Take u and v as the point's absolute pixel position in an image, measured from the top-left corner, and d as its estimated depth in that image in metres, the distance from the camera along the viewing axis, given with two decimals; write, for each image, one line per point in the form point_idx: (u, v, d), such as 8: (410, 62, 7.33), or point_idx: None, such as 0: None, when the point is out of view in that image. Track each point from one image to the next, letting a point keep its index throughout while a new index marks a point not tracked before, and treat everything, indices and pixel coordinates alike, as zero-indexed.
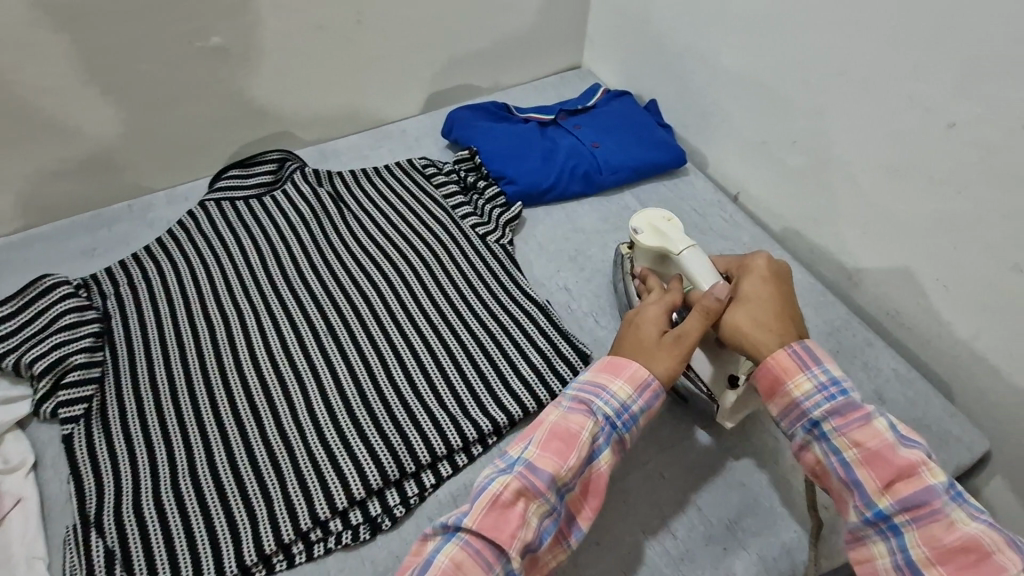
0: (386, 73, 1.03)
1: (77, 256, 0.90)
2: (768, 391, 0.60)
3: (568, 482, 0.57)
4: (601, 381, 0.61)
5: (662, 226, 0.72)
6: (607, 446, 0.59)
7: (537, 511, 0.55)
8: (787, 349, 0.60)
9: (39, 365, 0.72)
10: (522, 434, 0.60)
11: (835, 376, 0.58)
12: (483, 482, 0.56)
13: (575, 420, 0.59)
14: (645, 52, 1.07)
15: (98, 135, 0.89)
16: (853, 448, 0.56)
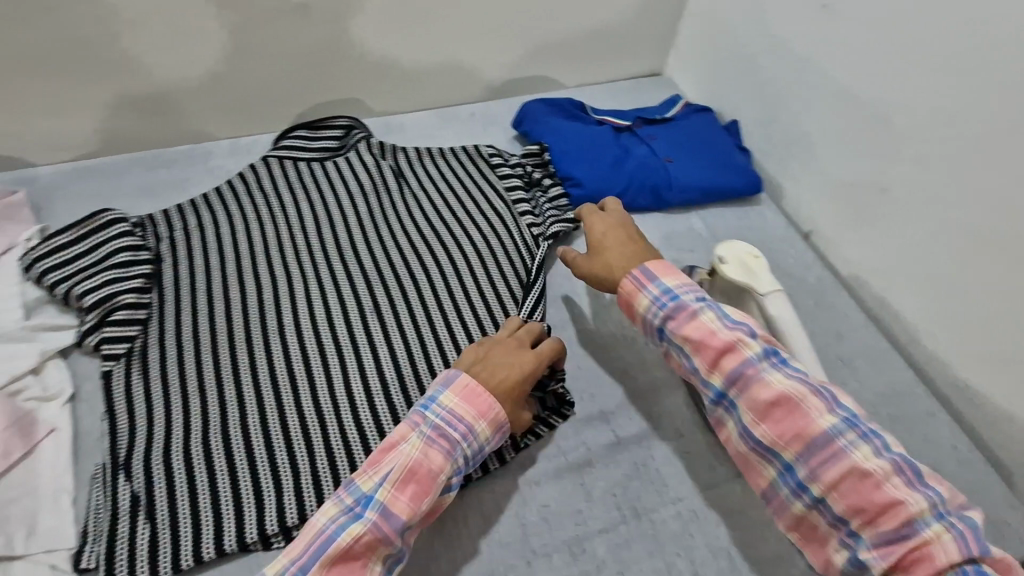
0: (465, 54, 1.01)
1: (136, 193, 0.90)
2: (626, 310, 0.68)
3: (417, 522, 0.56)
4: (465, 418, 0.59)
5: (748, 261, 0.69)
6: (458, 482, 0.59)
7: (383, 557, 0.54)
8: (630, 274, 0.67)
9: (89, 298, 0.72)
10: (373, 460, 0.56)
11: (670, 289, 0.65)
12: (329, 529, 0.53)
13: (433, 458, 0.56)
14: (734, 69, 1.03)
15: (173, 76, 0.88)
16: (717, 372, 0.61)
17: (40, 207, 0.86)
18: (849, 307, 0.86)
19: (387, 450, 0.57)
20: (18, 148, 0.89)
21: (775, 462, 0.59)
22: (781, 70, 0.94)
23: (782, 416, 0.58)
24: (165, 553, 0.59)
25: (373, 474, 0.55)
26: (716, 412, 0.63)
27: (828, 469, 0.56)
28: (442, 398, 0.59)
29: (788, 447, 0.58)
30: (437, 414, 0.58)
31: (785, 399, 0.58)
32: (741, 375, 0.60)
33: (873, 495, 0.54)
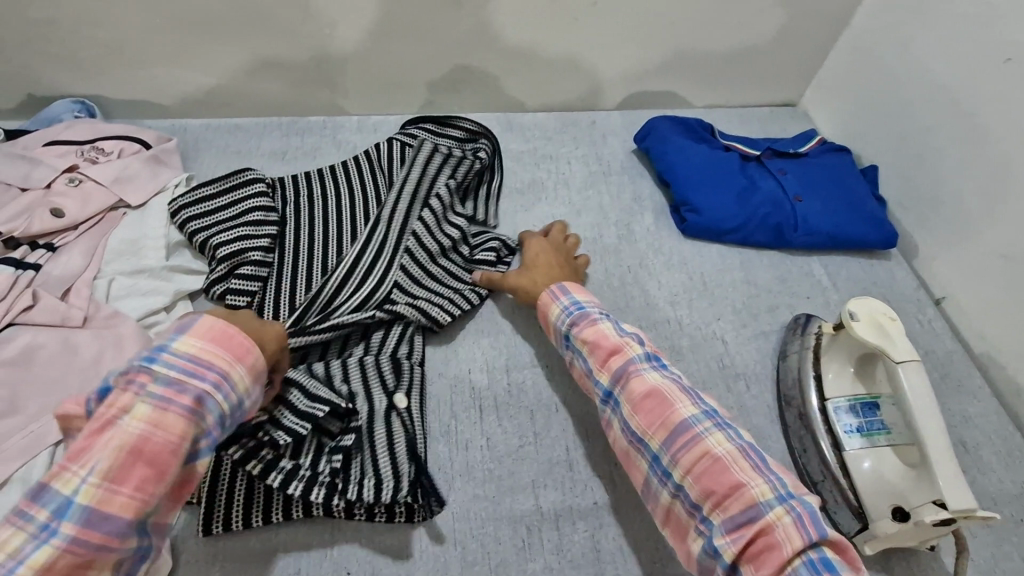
0: (597, 61, 0.99)
1: (269, 156, 0.95)
2: (543, 321, 0.71)
3: (148, 516, 0.47)
4: (217, 365, 0.50)
5: (883, 321, 0.64)
6: (209, 447, 0.50)
7: (106, 567, 0.45)
8: (548, 288, 0.71)
9: (222, 249, 0.77)
10: (72, 452, 0.46)
11: (579, 301, 0.68)
12: (46, 529, 0.43)
13: (161, 429, 0.47)
14: (883, 112, 0.95)
15: (318, 51, 0.92)
16: (606, 372, 0.62)
17: (187, 157, 0.94)
18: (980, 389, 0.78)
19: (94, 437, 0.46)
20: (176, 101, 0.96)
21: (645, 451, 0.57)
22: (941, 120, 0.86)
23: (657, 405, 0.57)
24: (258, 506, 0.60)
25: (75, 467, 0.45)
26: (603, 411, 0.62)
27: (683, 451, 0.54)
28: (176, 347, 0.49)
29: (652, 431, 0.57)
30: (147, 405, 0.47)
31: (657, 390, 0.58)
32: (628, 372, 0.60)
33: (717, 474, 0.52)
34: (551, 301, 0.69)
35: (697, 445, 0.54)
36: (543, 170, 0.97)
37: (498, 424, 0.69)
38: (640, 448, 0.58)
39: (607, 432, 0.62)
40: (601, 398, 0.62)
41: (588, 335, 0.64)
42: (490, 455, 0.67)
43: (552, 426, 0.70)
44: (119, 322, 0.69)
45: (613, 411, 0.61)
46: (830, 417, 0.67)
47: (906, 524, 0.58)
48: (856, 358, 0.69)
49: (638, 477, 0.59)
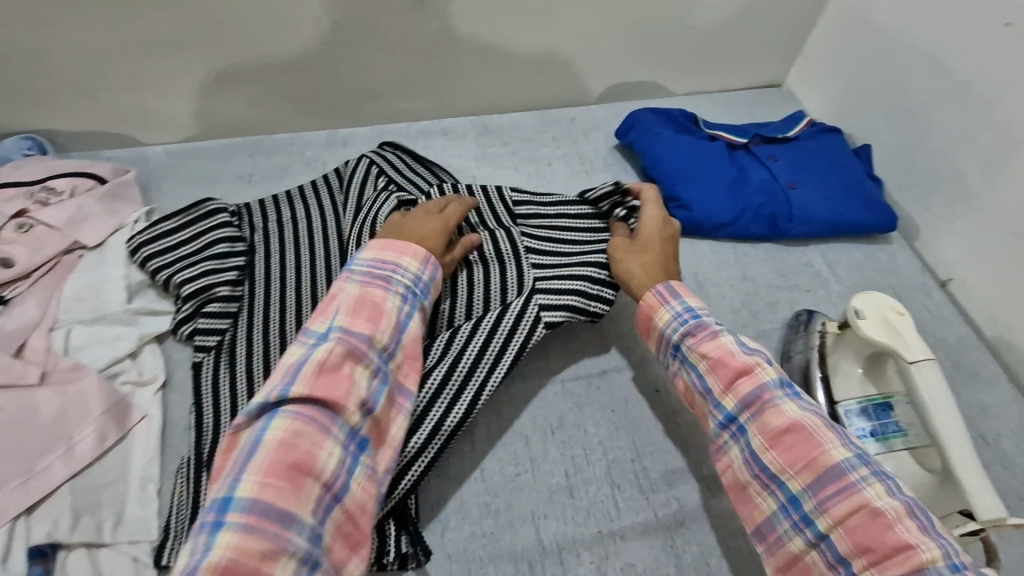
0: (572, 56, 0.95)
1: (234, 180, 0.91)
2: (644, 327, 0.66)
3: (355, 421, 0.50)
4: (389, 260, 0.60)
5: (894, 319, 0.60)
6: (383, 388, 0.53)
7: (330, 456, 0.48)
8: (653, 288, 0.65)
9: (187, 287, 0.72)
10: (273, 374, 0.50)
11: (692, 308, 0.63)
12: (252, 439, 0.46)
13: (337, 357, 0.51)
14: (875, 87, 0.91)
15: (277, 66, 0.87)
16: (732, 395, 0.56)
17: (149, 187, 0.89)
18: (996, 376, 0.74)
19: (282, 365, 0.50)
20: (134, 129, 0.91)
21: (775, 491, 0.52)
22: (937, 93, 0.81)
23: (799, 442, 0.52)
24: None
25: (268, 383, 0.50)
26: (720, 437, 0.57)
27: (831, 499, 0.49)
28: (359, 257, 0.59)
29: (791, 472, 0.51)
30: (330, 325, 0.53)
31: (801, 423, 0.52)
32: (758, 400, 0.55)
33: (875, 531, 0.47)
34: (658, 307, 0.64)
35: (848, 493, 0.49)
36: (524, 174, 0.93)
37: (492, 454, 0.65)
38: (772, 488, 0.53)
39: (720, 459, 0.58)
40: (719, 422, 0.57)
41: (708, 352, 0.59)
42: (484, 487, 0.63)
43: (549, 450, 0.66)
44: (80, 375, 0.65)
45: (739, 444, 0.56)
46: (843, 422, 0.63)
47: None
48: (864, 355, 0.66)
49: (758, 517, 0.54)
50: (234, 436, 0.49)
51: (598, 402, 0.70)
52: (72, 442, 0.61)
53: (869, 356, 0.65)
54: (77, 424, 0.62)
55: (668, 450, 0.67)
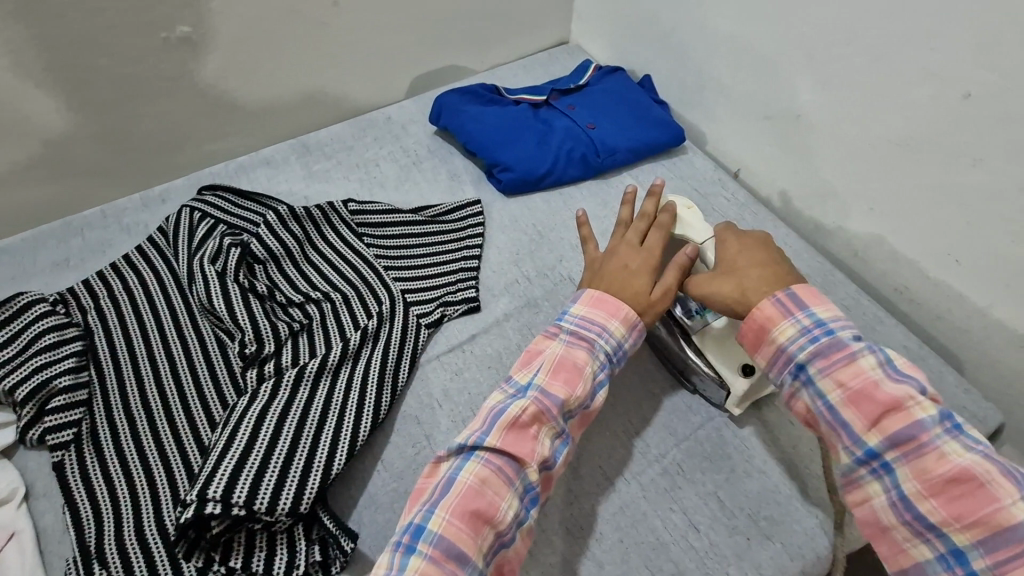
0: (367, 58, 0.98)
1: (49, 269, 0.85)
2: (753, 339, 0.61)
3: (532, 476, 0.57)
4: (597, 321, 0.64)
5: (685, 213, 0.74)
6: (564, 452, 0.60)
7: (511, 504, 0.54)
8: (770, 298, 0.60)
9: (21, 390, 0.67)
10: (474, 421, 0.59)
11: (823, 319, 0.58)
12: (449, 475, 0.55)
13: (529, 417, 0.57)
14: (637, 24, 1.03)
15: (58, 140, 0.83)
16: (877, 432, 0.54)
17: None
18: (789, 236, 0.88)
19: (485, 410, 0.59)
20: None
21: (931, 539, 0.51)
22: (681, 17, 0.94)
23: (968, 492, 0.50)
24: None
25: (470, 428, 0.58)
26: (855, 472, 0.55)
27: (1006, 560, 0.48)
28: (571, 311, 0.65)
29: (954, 523, 0.50)
30: (532, 380, 0.60)
31: (972, 470, 0.50)
32: (912, 441, 0.52)
33: None
34: (772, 330, 0.59)
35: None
36: (355, 181, 0.95)
37: (390, 443, 0.69)
38: (926, 536, 0.52)
39: (855, 492, 0.55)
40: (856, 458, 0.55)
41: (851, 386, 0.55)
42: (388, 474, 0.67)
43: (440, 420, 0.70)
44: None
45: (884, 491, 0.53)
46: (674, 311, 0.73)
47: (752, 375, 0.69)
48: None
49: (903, 560, 0.53)
50: (435, 466, 0.57)
51: (475, 365, 0.75)
52: None
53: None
54: None
55: None
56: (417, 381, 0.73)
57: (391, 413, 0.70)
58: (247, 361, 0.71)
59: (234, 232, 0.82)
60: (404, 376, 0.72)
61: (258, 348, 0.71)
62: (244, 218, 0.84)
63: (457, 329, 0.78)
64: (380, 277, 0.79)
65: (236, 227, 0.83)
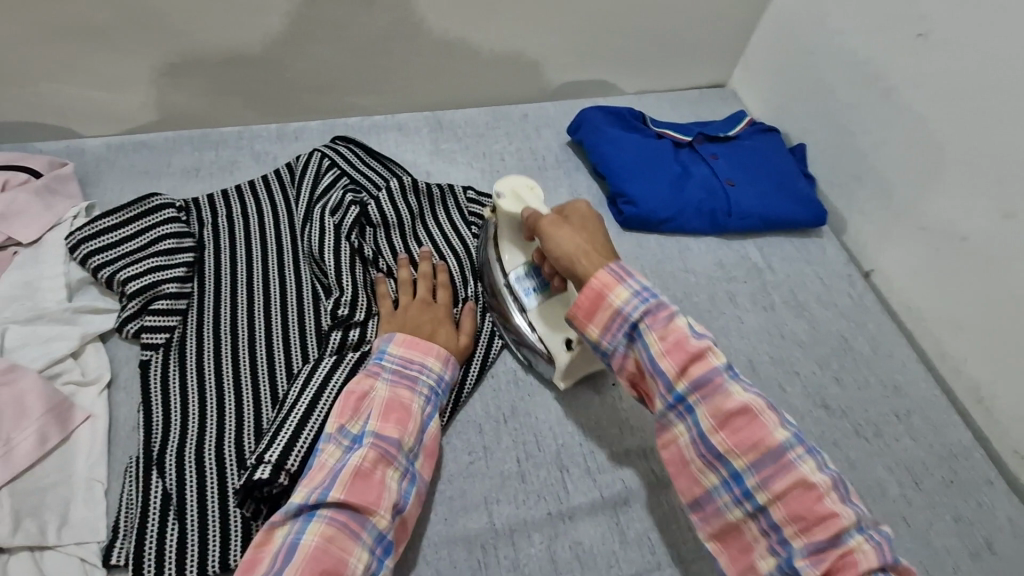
0: (525, 53, 0.97)
1: (179, 174, 0.88)
2: (590, 312, 0.58)
3: (382, 527, 0.53)
4: (416, 360, 0.63)
5: (523, 193, 0.71)
6: (411, 494, 0.56)
7: (359, 559, 0.50)
8: (608, 266, 0.58)
9: (133, 284, 0.70)
10: (309, 476, 0.54)
11: (647, 286, 0.57)
12: (288, 541, 0.50)
13: (368, 463, 0.54)
14: (807, 90, 0.97)
15: (223, 58, 0.86)
16: (684, 378, 0.54)
17: (88, 181, 0.86)
18: (909, 357, 0.81)
19: (321, 468, 0.54)
20: (68, 119, 0.88)
21: (774, 545, 0.51)
22: (860, 97, 0.88)
23: (804, 497, 0.50)
24: (192, 557, 0.56)
25: (306, 484, 0.52)
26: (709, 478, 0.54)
27: (772, 477, 0.51)
28: (390, 350, 0.63)
29: (792, 525, 0.50)
30: (363, 428, 0.57)
31: (802, 477, 0.50)
32: (708, 383, 0.53)
33: (806, 503, 0.50)
34: (667, 336, 0.54)
35: (839, 553, 0.48)
36: (478, 169, 0.95)
37: (446, 444, 0.67)
38: (713, 464, 0.54)
39: (668, 437, 0.56)
40: (666, 402, 0.55)
41: (718, 406, 0.53)
42: (437, 475, 0.65)
43: (500, 437, 0.69)
44: (18, 375, 0.62)
45: (743, 507, 0.53)
46: (513, 288, 0.74)
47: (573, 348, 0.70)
48: (513, 237, 0.74)
49: (746, 563, 0.53)
50: (267, 534, 0.51)
51: (548, 391, 0.73)
52: (11, 444, 0.58)
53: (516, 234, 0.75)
54: (15, 425, 0.59)
55: (613, 432, 0.71)
56: (486, 389, 0.72)
57: (453, 414, 0.69)
58: (336, 321, 0.71)
59: (355, 189, 0.83)
60: (473, 380, 0.71)
61: (349, 312, 0.71)
62: (369, 177, 0.85)
63: None
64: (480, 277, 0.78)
65: (359, 184, 0.84)
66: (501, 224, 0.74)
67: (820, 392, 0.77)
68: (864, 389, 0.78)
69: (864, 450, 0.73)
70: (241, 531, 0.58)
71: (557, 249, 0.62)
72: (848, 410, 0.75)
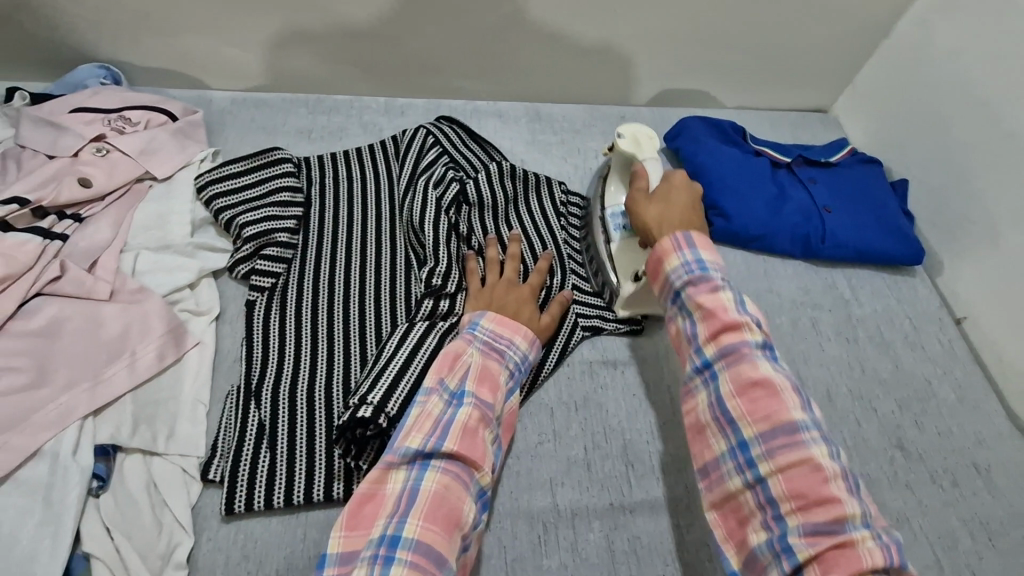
0: (633, 57, 0.98)
1: (293, 134, 0.94)
2: (654, 274, 0.65)
3: (486, 481, 0.55)
4: (505, 336, 0.65)
5: (641, 138, 0.83)
6: (500, 455, 0.59)
7: (472, 506, 0.53)
8: (671, 235, 0.64)
9: (249, 229, 0.75)
10: (417, 424, 0.55)
11: (703, 259, 0.62)
12: (407, 487, 0.52)
13: (476, 420, 0.57)
14: (920, 124, 0.94)
15: (349, 29, 0.90)
16: (737, 397, 0.54)
17: (213, 130, 0.92)
18: (997, 412, 0.78)
19: (427, 417, 0.56)
20: (202, 71, 0.95)
21: (771, 524, 0.50)
22: (981, 138, 0.85)
23: (803, 470, 0.50)
24: (280, 489, 0.61)
25: (419, 432, 0.54)
26: (722, 457, 0.55)
27: (814, 525, 0.48)
28: (482, 323, 0.65)
29: (788, 500, 0.50)
30: (462, 387, 0.59)
31: (811, 457, 0.50)
32: (737, 354, 0.56)
33: (844, 557, 0.46)
34: (734, 364, 0.55)
35: (838, 538, 0.47)
36: (571, 164, 0.97)
37: (519, 422, 0.70)
38: (766, 515, 0.51)
39: (710, 470, 0.56)
40: (730, 451, 0.54)
41: (740, 374, 0.55)
42: (508, 449, 0.68)
43: (571, 424, 0.70)
44: (145, 297, 0.68)
45: (779, 561, 0.49)
46: (605, 220, 0.82)
47: (641, 280, 0.76)
48: (620, 176, 0.84)
49: (742, 544, 0.52)
50: (384, 474, 0.53)
51: (621, 387, 0.74)
52: (135, 356, 0.64)
53: (623, 174, 0.85)
54: (140, 340, 0.65)
55: (679, 436, 0.71)
56: (562, 376, 0.74)
57: (528, 394, 0.71)
58: (428, 290, 0.74)
59: (455, 168, 0.87)
60: (551, 365, 0.73)
61: (441, 283, 0.74)
62: (469, 158, 0.89)
63: (615, 345, 0.78)
64: (564, 269, 0.80)
65: (459, 163, 0.88)
66: (615, 162, 0.85)
67: (897, 431, 0.75)
68: (944, 437, 0.75)
69: (938, 498, 0.71)
70: (325, 471, 0.62)
71: (635, 221, 0.71)
72: (925, 455, 0.74)
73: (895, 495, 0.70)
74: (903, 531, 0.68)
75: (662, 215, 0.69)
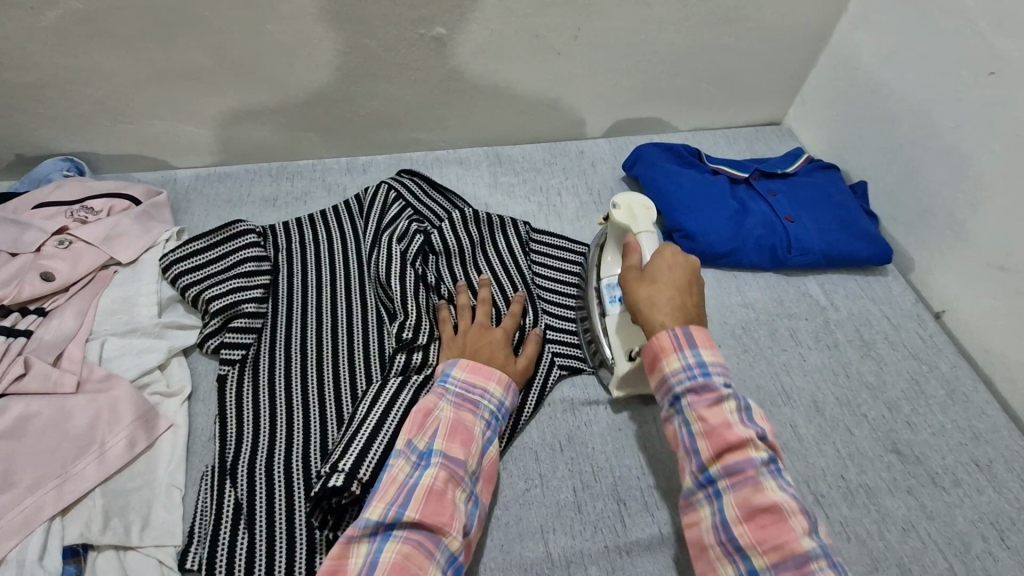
0: (584, 93, 1.01)
1: (258, 203, 0.95)
2: (649, 362, 0.60)
3: (457, 547, 0.53)
4: (477, 385, 0.64)
5: (638, 210, 0.77)
6: (476, 513, 0.57)
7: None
8: (669, 329, 0.59)
9: (216, 303, 0.75)
10: (381, 491, 0.54)
11: (705, 362, 0.57)
12: (368, 561, 0.50)
13: (443, 482, 0.55)
14: (868, 126, 0.96)
15: (302, 98, 0.92)
16: (744, 522, 0.50)
17: (178, 209, 0.93)
18: (989, 404, 0.77)
19: (392, 482, 0.55)
20: (165, 153, 0.97)
21: None
22: (927, 133, 0.86)
23: (775, 525, 0.49)
24: (260, 568, 0.58)
25: (381, 500, 0.53)
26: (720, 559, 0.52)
27: None
28: (453, 374, 0.64)
29: None
30: (430, 446, 0.58)
31: None
32: (747, 483, 0.51)
33: None
34: (737, 489, 0.51)
35: None
36: (535, 203, 0.98)
37: (503, 469, 0.68)
38: None
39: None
40: (721, 543, 0.52)
41: (748, 505, 0.50)
42: (494, 501, 0.66)
43: (557, 466, 0.69)
44: (113, 383, 0.67)
45: None
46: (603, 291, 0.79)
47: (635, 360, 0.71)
48: (617, 245, 0.80)
49: None
50: (345, 547, 0.51)
51: (606, 420, 0.73)
52: (104, 447, 0.63)
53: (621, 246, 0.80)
54: (109, 430, 0.64)
55: (670, 465, 0.70)
56: (543, 417, 0.73)
57: (511, 438, 0.70)
58: (400, 343, 0.73)
59: (420, 219, 0.88)
60: (531, 407, 0.72)
61: (413, 336, 0.73)
62: (432, 209, 0.90)
63: (595, 381, 0.77)
64: (536, 310, 0.80)
65: (423, 215, 0.88)
66: (612, 233, 0.80)
67: (890, 435, 0.74)
68: (939, 435, 0.74)
69: (942, 500, 0.69)
70: (305, 543, 0.60)
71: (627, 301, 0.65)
72: (923, 457, 0.72)
73: (897, 502, 0.68)
74: (911, 540, 0.66)
75: (655, 298, 0.63)
